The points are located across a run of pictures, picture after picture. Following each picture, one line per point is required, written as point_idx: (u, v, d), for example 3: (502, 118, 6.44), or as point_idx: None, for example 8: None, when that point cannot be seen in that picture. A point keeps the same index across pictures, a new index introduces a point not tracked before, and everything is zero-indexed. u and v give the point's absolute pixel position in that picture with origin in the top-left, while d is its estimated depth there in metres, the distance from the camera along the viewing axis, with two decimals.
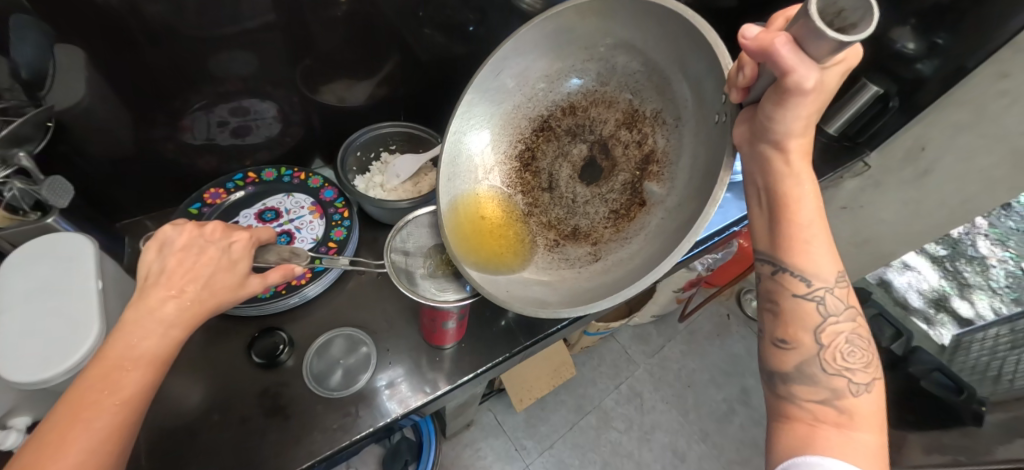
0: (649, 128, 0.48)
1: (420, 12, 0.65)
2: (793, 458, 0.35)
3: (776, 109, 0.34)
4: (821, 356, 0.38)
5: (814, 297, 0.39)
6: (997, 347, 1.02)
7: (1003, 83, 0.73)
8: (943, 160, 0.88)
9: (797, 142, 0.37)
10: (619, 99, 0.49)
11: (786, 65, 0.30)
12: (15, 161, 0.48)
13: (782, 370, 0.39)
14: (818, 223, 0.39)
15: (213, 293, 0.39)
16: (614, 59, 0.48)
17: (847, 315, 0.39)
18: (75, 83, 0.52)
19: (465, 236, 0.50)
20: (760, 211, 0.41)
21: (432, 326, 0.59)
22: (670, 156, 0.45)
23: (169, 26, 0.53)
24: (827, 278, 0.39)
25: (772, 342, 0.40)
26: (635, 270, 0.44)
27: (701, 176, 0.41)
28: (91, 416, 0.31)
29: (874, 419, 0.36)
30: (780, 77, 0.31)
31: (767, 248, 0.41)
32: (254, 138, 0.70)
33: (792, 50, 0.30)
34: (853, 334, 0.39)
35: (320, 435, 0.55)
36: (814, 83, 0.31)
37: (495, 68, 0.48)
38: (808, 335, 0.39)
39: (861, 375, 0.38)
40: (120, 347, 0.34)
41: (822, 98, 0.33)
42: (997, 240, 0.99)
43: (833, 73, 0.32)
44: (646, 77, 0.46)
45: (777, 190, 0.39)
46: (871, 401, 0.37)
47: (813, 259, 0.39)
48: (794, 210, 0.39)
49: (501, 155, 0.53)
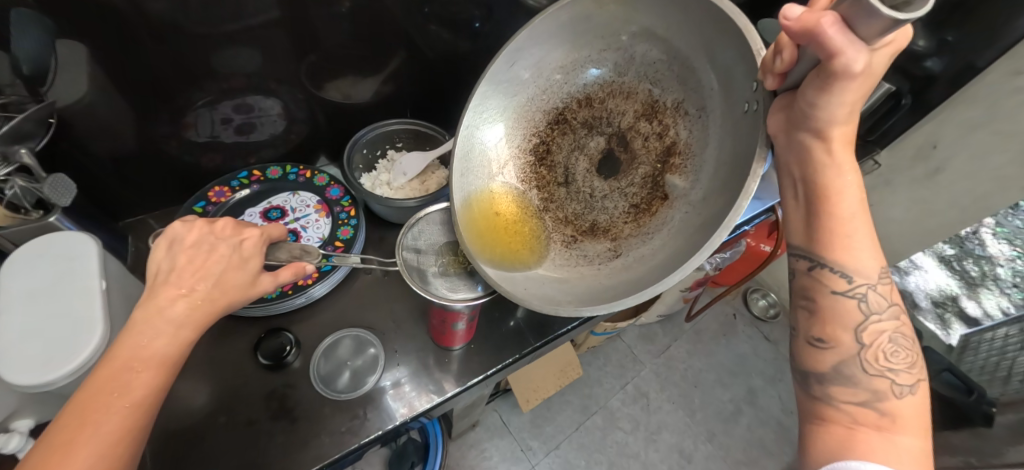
0: (670, 119, 0.47)
1: (427, 7, 0.64)
2: (832, 463, 0.34)
3: (819, 94, 0.33)
4: (862, 356, 0.37)
5: (856, 294, 0.38)
6: (1007, 346, 1.01)
7: (1018, 81, 0.72)
8: (956, 158, 0.86)
9: (840, 129, 0.36)
10: (638, 90, 0.48)
11: (834, 47, 0.29)
12: (16, 158, 0.46)
13: (818, 371, 0.38)
14: (861, 217, 0.38)
15: (225, 292, 0.38)
16: (634, 48, 0.47)
17: (890, 313, 0.38)
18: (77, 78, 0.51)
19: (480, 233, 0.49)
20: (796, 205, 0.41)
21: (441, 327, 0.57)
22: (693, 147, 0.45)
23: (171, 21, 0.52)
24: (870, 274, 0.38)
25: (808, 341, 0.39)
26: (659, 267, 0.43)
27: (730, 169, 0.40)
28: (99, 419, 0.30)
29: (918, 423, 0.35)
30: (826, 60, 0.31)
31: (803, 243, 0.40)
32: (258, 135, 0.69)
33: (840, 30, 0.29)
34: (896, 333, 0.38)
35: (327, 438, 0.54)
36: (862, 66, 0.30)
37: (510, 59, 0.47)
38: (848, 335, 0.38)
39: (905, 377, 0.37)
40: (130, 348, 0.33)
41: (869, 82, 0.32)
42: (1004, 239, 0.98)
43: (880, 56, 0.31)
44: (668, 66, 0.45)
45: (816, 181, 0.38)
46: (915, 403, 0.36)
47: (855, 254, 0.38)
48: (836, 203, 0.38)
49: (515, 149, 0.52)
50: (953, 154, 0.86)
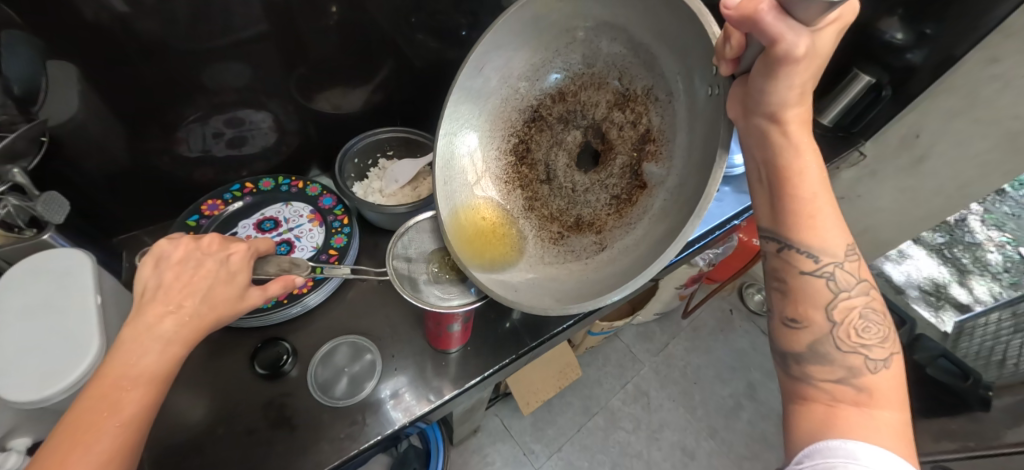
0: (642, 106, 0.46)
1: (413, 17, 0.65)
2: (813, 443, 0.35)
3: (768, 80, 0.34)
4: (835, 334, 0.38)
5: (824, 273, 0.39)
6: (1001, 331, 1.02)
7: (994, 68, 0.74)
8: (940, 147, 0.88)
9: (793, 111, 0.37)
10: (609, 80, 0.48)
11: (774, 33, 0.31)
12: (9, 177, 0.47)
13: (795, 351, 0.39)
14: (824, 194, 0.39)
15: (213, 307, 0.38)
16: (599, 39, 0.46)
17: (860, 289, 0.39)
18: (67, 99, 0.51)
19: (468, 239, 0.50)
20: (762, 188, 0.41)
21: (437, 330, 0.58)
22: (666, 133, 0.44)
23: (160, 40, 0.52)
24: (836, 252, 0.39)
25: (784, 322, 0.41)
26: (641, 258, 0.44)
27: (701, 154, 0.40)
28: (91, 440, 0.31)
29: (896, 396, 0.36)
30: (769, 47, 0.32)
31: (770, 225, 0.41)
32: (250, 148, 0.70)
33: (777, 17, 0.30)
34: (868, 308, 0.39)
35: (327, 445, 0.55)
36: (804, 49, 0.31)
37: (477, 64, 0.47)
38: (820, 313, 0.39)
39: (878, 351, 0.38)
40: (120, 366, 0.33)
41: (814, 63, 0.33)
42: (992, 225, 1.06)
43: (827, 34, 0.32)
44: (634, 55, 0.45)
45: (777, 164, 0.39)
46: (890, 377, 0.37)
47: (821, 234, 0.39)
48: (797, 184, 0.38)
49: (494, 151, 0.53)
50: (937, 143, 0.88)
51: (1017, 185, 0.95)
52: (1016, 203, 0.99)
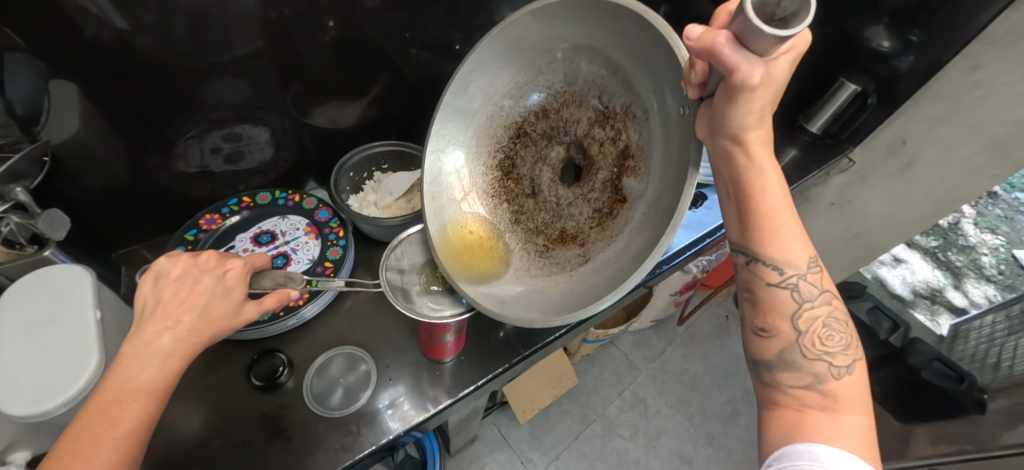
0: (621, 123, 0.47)
1: (407, 33, 0.67)
2: (782, 447, 0.36)
3: (728, 105, 0.35)
4: (801, 342, 0.39)
5: (788, 284, 0.40)
6: (995, 334, 1.03)
7: (976, 75, 0.76)
8: (926, 152, 0.89)
9: (754, 133, 0.38)
10: (589, 98, 0.49)
11: (730, 64, 0.32)
12: (12, 196, 0.48)
13: (766, 359, 0.40)
14: (787, 210, 0.40)
15: (210, 322, 0.39)
16: (578, 59, 0.48)
17: (822, 299, 0.40)
18: (67, 119, 0.53)
19: (456, 253, 0.52)
20: (729, 203, 0.43)
21: (430, 340, 0.59)
22: (644, 149, 0.45)
23: (157, 59, 0.54)
24: (799, 265, 0.40)
25: (754, 331, 0.42)
26: (622, 271, 0.45)
27: (675, 169, 0.41)
28: (90, 451, 0.32)
29: (860, 400, 0.37)
30: (727, 76, 0.33)
31: (739, 239, 0.42)
32: (246, 164, 0.71)
33: (733, 49, 0.32)
34: (830, 317, 0.40)
35: (323, 456, 0.55)
36: (760, 78, 0.33)
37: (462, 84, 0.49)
38: (786, 322, 0.40)
39: (841, 358, 0.39)
40: (119, 380, 0.34)
41: (771, 90, 0.35)
42: (986, 227, 1.09)
43: (782, 62, 0.33)
44: (612, 75, 0.46)
45: (742, 182, 0.40)
46: (854, 382, 0.38)
47: (785, 247, 0.40)
48: (761, 200, 0.40)
49: (481, 167, 0.54)
50: (923, 149, 0.89)
51: (1008, 187, 0.98)
52: (1008, 205, 1.02)
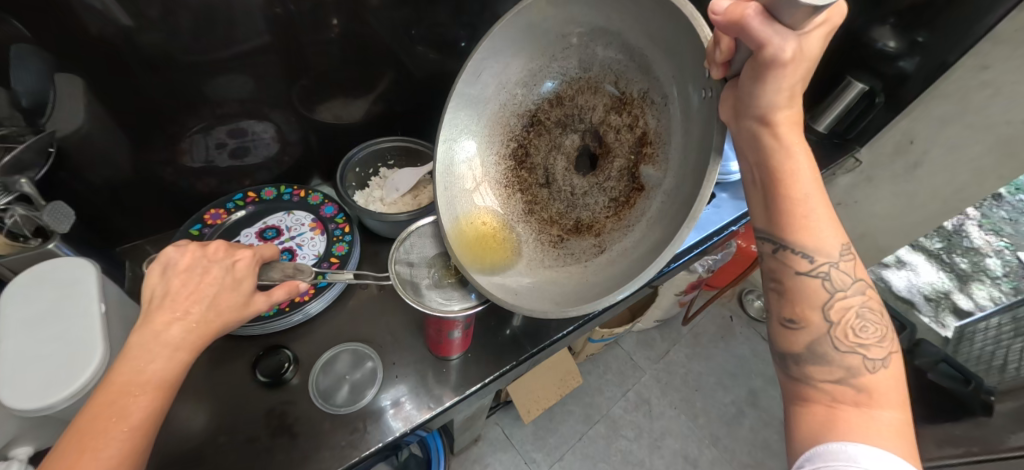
0: (638, 109, 0.47)
1: (413, 29, 0.67)
2: (814, 446, 0.35)
3: (756, 83, 0.36)
4: (832, 334, 0.39)
5: (819, 273, 0.40)
6: (1001, 336, 1.02)
7: (984, 75, 0.76)
8: (933, 152, 0.88)
9: (782, 113, 0.38)
10: (604, 84, 0.49)
11: (761, 37, 0.32)
12: (16, 188, 0.48)
13: (794, 351, 0.40)
14: (818, 196, 0.40)
15: (220, 314, 0.38)
16: (593, 44, 0.47)
17: (856, 288, 0.40)
18: (74, 111, 0.53)
19: (469, 244, 0.52)
20: (756, 190, 0.42)
21: (437, 337, 0.58)
22: (662, 136, 0.45)
23: (164, 53, 0.54)
24: (831, 253, 0.40)
25: (781, 322, 0.42)
26: (640, 261, 0.44)
27: (696, 156, 0.41)
28: (99, 446, 0.31)
29: (896, 396, 0.37)
30: (757, 51, 0.33)
31: (766, 226, 0.42)
32: (253, 159, 0.71)
33: (762, 21, 0.32)
34: (864, 307, 0.40)
35: (328, 453, 0.55)
36: (791, 52, 0.33)
37: (474, 73, 0.49)
38: (816, 313, 0.40)
39: (876, 350, 0.39)
40: (128, 373, 0.34)
41: (803, 66, 0.35)
42: (990, 230, 1.09)
43: (815, 37, 0.33)
44: (629, 59, 0.46)
45: (769, 166, 0.40)
46: (889, 375, 0.38)
47: (815, 234, 0.40)
48: (790, 185, 0.39)
49: (494, 156, 0.54)
50: (931, 149, 0.88)
51: (1012, 189, 0.99)
52: (1011, 207, 1.02)
